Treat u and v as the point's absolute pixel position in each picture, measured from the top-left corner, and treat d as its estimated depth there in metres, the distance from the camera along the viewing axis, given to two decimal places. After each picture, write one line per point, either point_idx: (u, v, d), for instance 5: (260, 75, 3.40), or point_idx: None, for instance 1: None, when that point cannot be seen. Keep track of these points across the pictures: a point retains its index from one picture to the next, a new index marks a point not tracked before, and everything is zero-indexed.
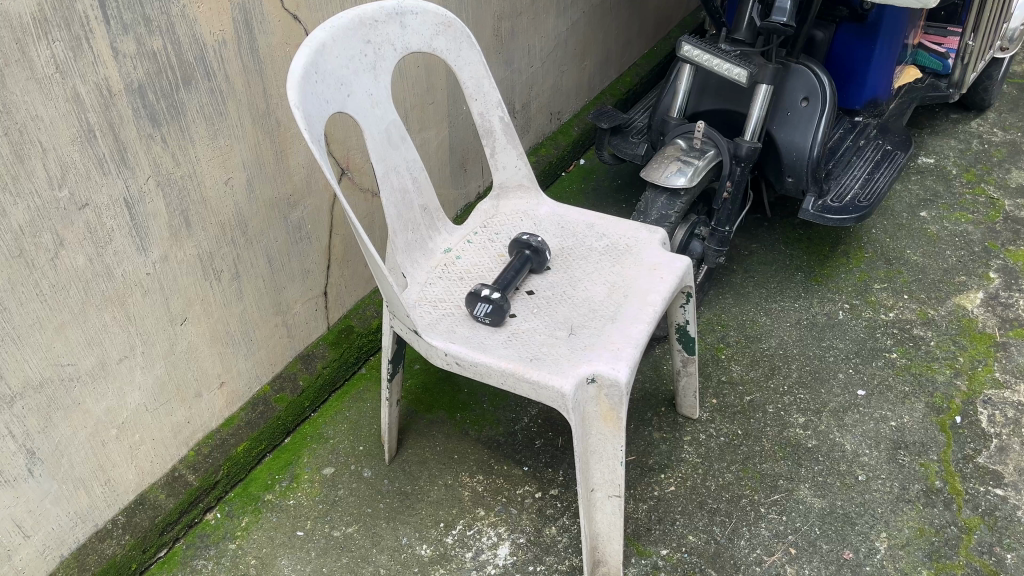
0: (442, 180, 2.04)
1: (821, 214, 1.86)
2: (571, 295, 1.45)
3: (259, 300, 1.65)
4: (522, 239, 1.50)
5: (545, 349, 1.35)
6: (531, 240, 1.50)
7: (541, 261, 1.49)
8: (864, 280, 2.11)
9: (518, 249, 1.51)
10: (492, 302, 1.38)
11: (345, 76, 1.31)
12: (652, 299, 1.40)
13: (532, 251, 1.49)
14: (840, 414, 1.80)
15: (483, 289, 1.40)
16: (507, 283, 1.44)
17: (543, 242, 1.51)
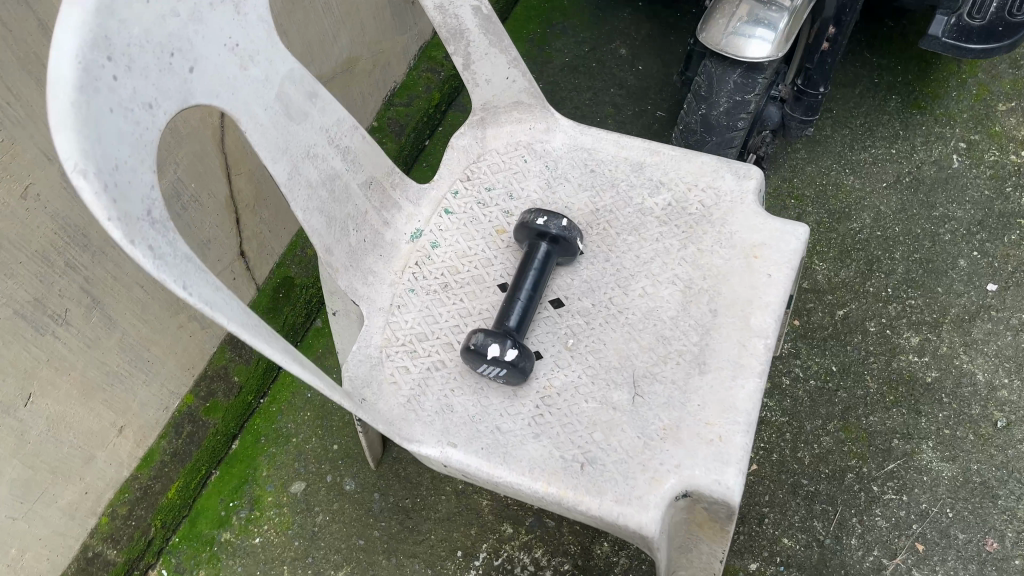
0: (380, 32, 1.38)
1: (957, 44, 1.25)
2: (626, 313, 0.92)
3: (143, 312, 1.10)
4: (536, 223, 0.91)
5: (603, 442, 0.84)
6: (552, 221, 0.91)
7: (572, 257, 0.93)
8: (983, 99, 1.52)
9: (529, 239, 0.93)
10: (509, 365, 0.85)
11: (174, 38, 0.67)
12: (758, 329, 0.87)
13: (555, 245, 0.92)
14: (966, 325, 1.34)
15: (490, 346, 0.85)
16: (525, 312, 0.90)
17: (571, 220, 0.93)
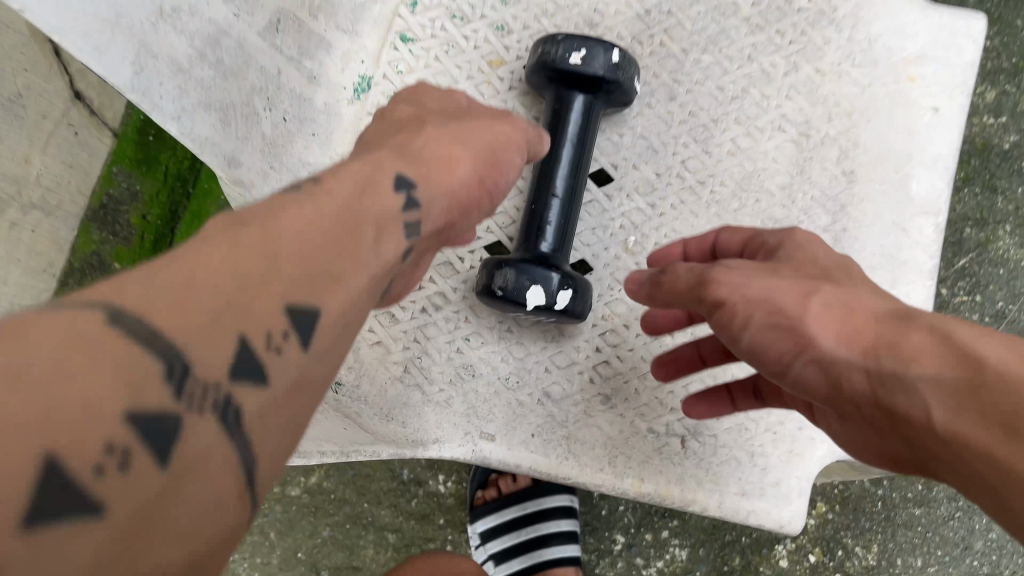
0: None
1: None
2: (711, 184, 0.60)
3: None
4: (567, 62, 0.55)
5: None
6: (593, 54, 0.55)
7: (621, 103, 0.58)
8: None
9: (550, 81, 0.57)
10: (559, 315, 0.54)
11: None
12: (923, 202, 0.57)
13: (597, 91, 0.56)
14: None
15: (529, 293, 0.53)
16: (567, 213, 0.57)
17: (622, 50, 0.57)
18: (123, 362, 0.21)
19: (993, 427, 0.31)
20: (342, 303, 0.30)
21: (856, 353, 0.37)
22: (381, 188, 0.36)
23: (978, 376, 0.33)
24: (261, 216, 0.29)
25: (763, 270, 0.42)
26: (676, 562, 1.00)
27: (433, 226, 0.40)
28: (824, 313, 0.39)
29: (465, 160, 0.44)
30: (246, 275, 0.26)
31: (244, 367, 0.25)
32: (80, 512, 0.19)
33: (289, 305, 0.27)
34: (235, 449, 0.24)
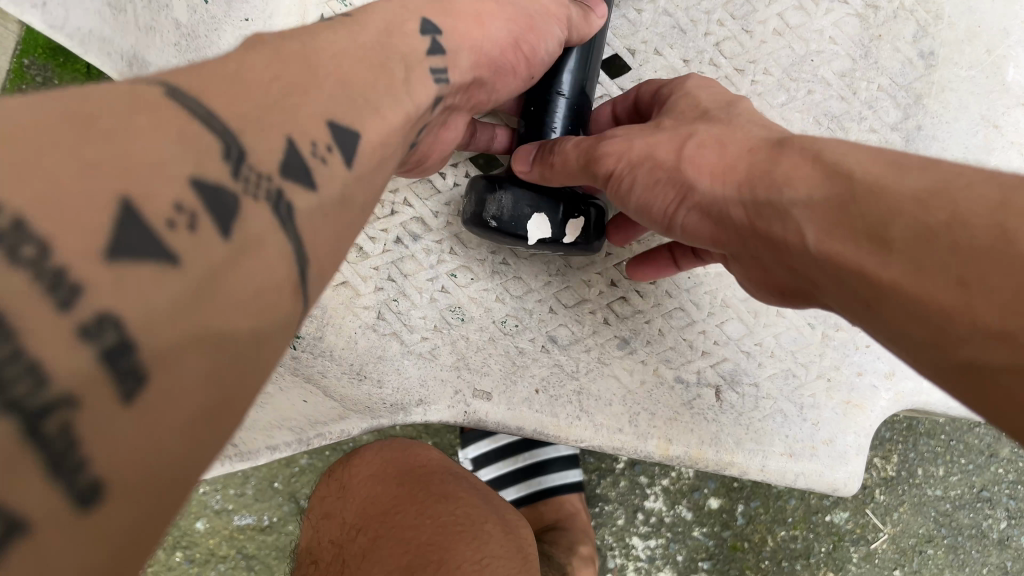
0: None
1: None
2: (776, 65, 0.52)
3: None
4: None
5: (750, 342, 0.49)
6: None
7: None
8: None
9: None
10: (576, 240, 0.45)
11: None
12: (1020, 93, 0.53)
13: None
14: None
15: (530, 225, 0.45)
16: (578, 109, 0.46)
17: None
18: (191, 128, 0.22)
19: (864, 240, 0.30)
20: (377, 132, 0.30)
21: (733, 191, 0.36)
22: (405, 32, 0.35)
23: (849, 191, 0.31)
24: (296, 38, 0.29)
25: (645, 128, 0.42)
26: (684, 479, 0.93)
27: (463, 77, 0.39)
28: (704, 162, 0.38)
29: (501, 17, 0.41)
30: (290, 79, 0.27)
31: (294, 165, 0.25)
32: (153, 256, 0.18)
33: (329, 120, 0.27)
34: (290, 240, 0.23)
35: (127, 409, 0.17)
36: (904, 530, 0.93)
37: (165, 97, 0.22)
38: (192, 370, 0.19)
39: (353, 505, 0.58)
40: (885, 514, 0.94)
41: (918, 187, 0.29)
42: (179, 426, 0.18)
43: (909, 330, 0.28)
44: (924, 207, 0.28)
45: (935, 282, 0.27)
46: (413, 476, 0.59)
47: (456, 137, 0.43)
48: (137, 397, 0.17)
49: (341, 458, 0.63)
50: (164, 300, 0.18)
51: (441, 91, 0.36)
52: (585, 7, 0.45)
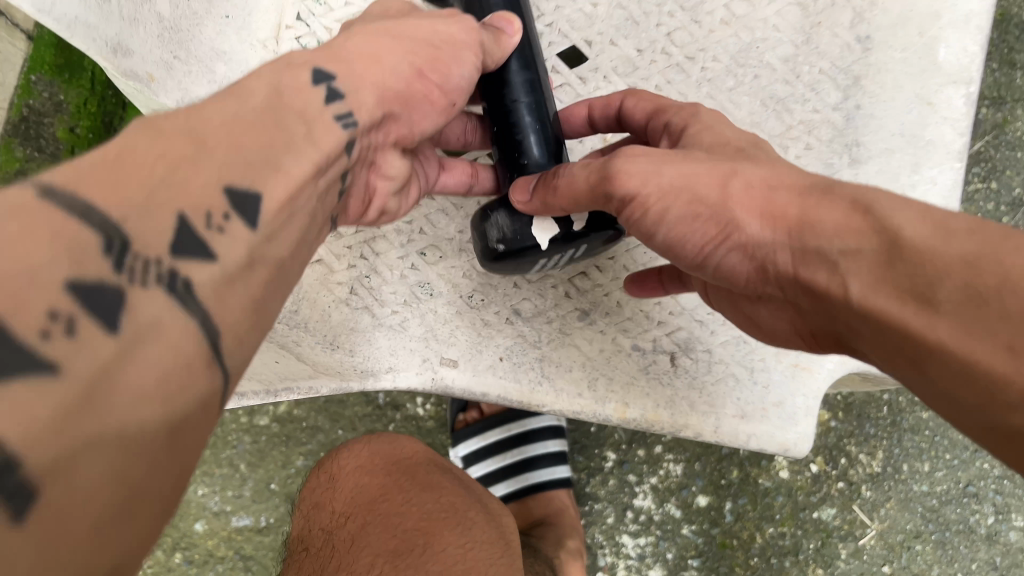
0: None
1: None
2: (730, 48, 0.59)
3: None
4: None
5: (702, 314, 0.55)
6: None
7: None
8: None
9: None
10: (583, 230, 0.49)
11: None
12: (963, 76, 0.56)
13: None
14: None
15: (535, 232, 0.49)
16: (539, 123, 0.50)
17: None
18: (66, 229, 0.24)
19: (911, 300, 0.34)
20: (284, 187, 0.32)
21: (783, 239, 0.40)
22: (300, 82, 0.36)
23: (900, 249, 0.35)
24: (178, 108, 0.30)
25: (673, 154, 0.44)
26: (671, 477, 0.94)
27: (372, 116, 0.40)
28: (743, 203, 0.41)
29: (401, 51, 0.42)
30: (172, 155, 0.28)
31: (185, 242, 0.27)
32: (27, 371, 0.21)
33: (225, 186, 0.29)
34: (194, 317, 0.26)
35: (23, 524, 0.20)
36: (892, 526, 0.95)
37: (38, 198, 0.24)
38: (90, 468, 0.22)
39: (342, 495, 0.66)
40: (873, 509, 0.95)
41: (966, 251, 0.33)
42: (88, 512, 0.22)
43: (957, 390, 0.33)
44: (972, 273, 0.32)
45: (983, 345, 0.31)
46: (397, 468, 0.68)
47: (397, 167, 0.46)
48: (30, 510, 0.20)
49: (328, 456, 0.71)
50: (45, 411, 0.21)
51: (352, 135, 0.38)
52: (494, 29, 0.48)
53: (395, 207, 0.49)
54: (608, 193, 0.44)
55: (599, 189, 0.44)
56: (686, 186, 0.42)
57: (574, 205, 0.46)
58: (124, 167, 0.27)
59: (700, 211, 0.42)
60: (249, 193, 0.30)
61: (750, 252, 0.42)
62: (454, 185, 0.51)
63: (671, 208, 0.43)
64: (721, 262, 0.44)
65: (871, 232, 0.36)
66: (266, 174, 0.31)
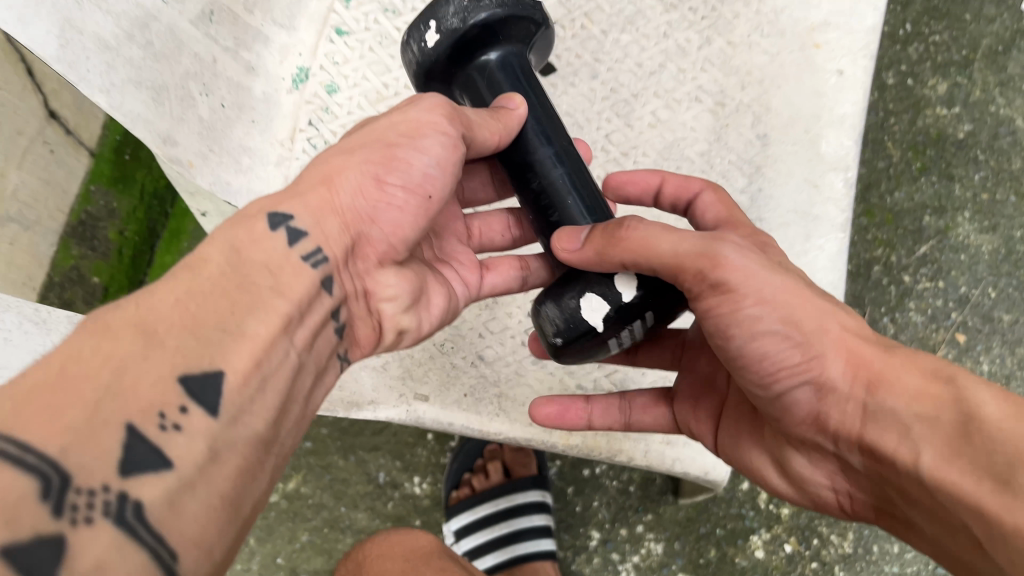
0: None
1: None
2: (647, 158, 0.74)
3: None
4: (425, 44, 0.57)
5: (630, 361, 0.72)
6: (442, 14, 0.57)
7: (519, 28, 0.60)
8: None
9: (438, 77, 0.61)
10: (644, 288, 0.55)
11: None
12: (838, 164, 0.70)
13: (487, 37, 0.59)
14: (1000, 59, 1.08)
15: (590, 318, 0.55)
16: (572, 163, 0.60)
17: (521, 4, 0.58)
18: (14, 489, 0.31)
19: (974, 474, 0.45)
20: (237, 362, 0.41)
21: (857, 396, 0.52)
22: (243, 256, 0.45)
23: (971, 432, 0.46)
24: (129, 304, 0.39)
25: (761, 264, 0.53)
26: (653, 556, 1.00)
27: (337, 241, 0.51)
28: (835, 348, 0.53)
29: (349, 171, 0.52)
30: (120, 366, 0.37)
31: (138, 457, 0.35)
32: None
33: (178, 379, 0.38)
34: (143, 544, 0.34)
35: None
36: None
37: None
38: None
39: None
40: None
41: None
42: None
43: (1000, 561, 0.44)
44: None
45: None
46: (413, 554, 0.81)
47: (386, 276, 0.55)
48: None
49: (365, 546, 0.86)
50: None
51: (321, 266, 0.49)
52: (499, 107, 0.58)
53: (407, 319, 0.58)
54: (699, 276, 0.52)
55: (699, 263, 0.52)
56: (782, 301, 0.53)
57: (639, 260, 0.53)
58: (84, 383, 0.35)
59: (791, 334, 0.53)
60: (200, 374, 0.39)
61: (822, 390, 0.54)
62: (498, 282, 0.66)
63: (762, 316, 0.52)
64: (792, 392, 0.55)
65: (948, 392, 0.49)
66: (216, 352, 0.40)
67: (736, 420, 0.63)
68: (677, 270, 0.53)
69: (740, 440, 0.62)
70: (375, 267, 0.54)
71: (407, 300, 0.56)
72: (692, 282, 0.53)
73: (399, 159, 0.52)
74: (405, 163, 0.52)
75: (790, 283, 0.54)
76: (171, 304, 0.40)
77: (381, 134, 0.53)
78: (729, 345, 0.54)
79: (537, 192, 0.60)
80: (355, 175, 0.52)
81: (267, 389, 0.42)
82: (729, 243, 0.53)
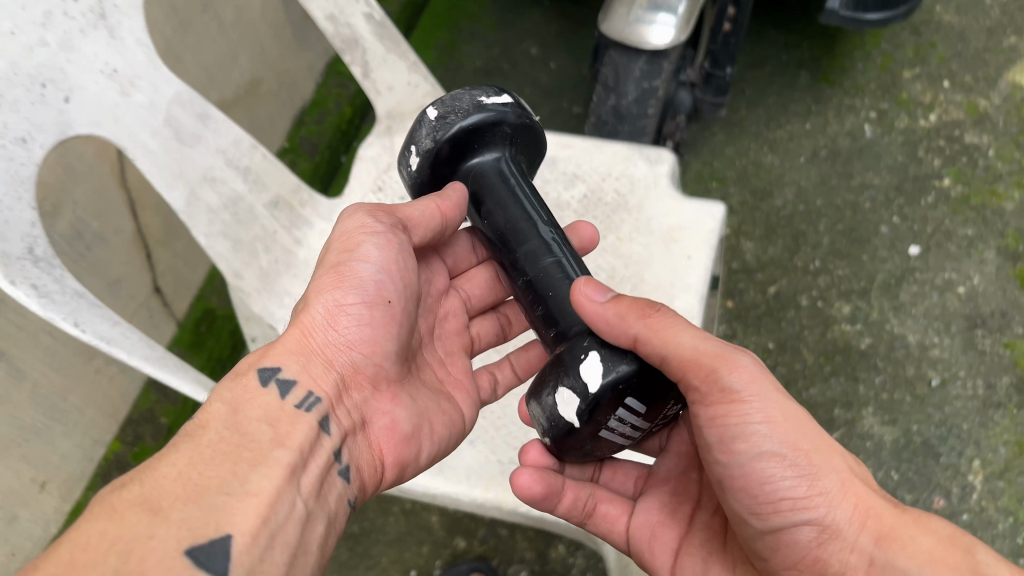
0: (284, 52, 1.32)
1: (855, 17, 1.26)
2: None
3: (59, 359, 1.06)
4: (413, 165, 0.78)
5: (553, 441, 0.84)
6: (420, 136, 0.77)
7: (496, 132, 0.78)
8: (889, 68, 1.55)
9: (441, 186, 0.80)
10: (638, 363, 0.64)
11: (45, 62, 0.65)
12: (680, 284, 0.88)
13: (468, 150, 0.78)
14: (893, 289, 1.36)
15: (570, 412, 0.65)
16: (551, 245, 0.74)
17: (491, 103, 0.77)
18: None
19: None
20: (238, 525, 0.54)
21: (861, 539, 0.62)
22: (246, 449, 0.59)
23: None
24: (143, 487, 0.53)
25: (779, 395, 0.64)
26: None
27: (325, 387, 0.67)
28: (846, 496, 0.62)
29: (315, 307, 0.68)
30: (133, 552, 0.49)
31: None
32: None
33: (189, 552, 0.51)
34: None
35: None
36: None
37: None
38: None
39: None
40: None
41: None
42: None
43: None
44: None
45: None
46: None
47: (376, 409, 0.71)
48: None
49: None
50: None
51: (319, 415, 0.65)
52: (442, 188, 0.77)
53: (404, 448, 0.71)
54: (711, 376, 0.63)
55: (713, 361, 0.63)
56: (796, 434, 0.63)
57: (654, 343, 0.63)
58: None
59: (799, 464, 0.62)
60: (208, 540, 0.52)
61: (824, 530, 0.62)
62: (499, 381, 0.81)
63: (770, 435, 0.62)
64: (796, 529, 0.62)
65: (962, 561, 0.60)
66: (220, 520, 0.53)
67: (731, 565, 0.72)
68: (692, 365, 0.62)
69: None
70: (370, 397, 0.71)
71: (404, 424, 0.71)
72: (701, 380, 0.63)
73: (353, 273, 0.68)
74: (354, 275, 0.69)
75: (799, 414, 0.64)
76: (177, 481, 0.54)
77: (331, 262, 0.70)
78: (737, 458, 0.63)
79: (526, 281, 0.74)
80: (324, 301, 0.68)
81: (276, 543, 0.56)
82: (750, 360, 0.64)
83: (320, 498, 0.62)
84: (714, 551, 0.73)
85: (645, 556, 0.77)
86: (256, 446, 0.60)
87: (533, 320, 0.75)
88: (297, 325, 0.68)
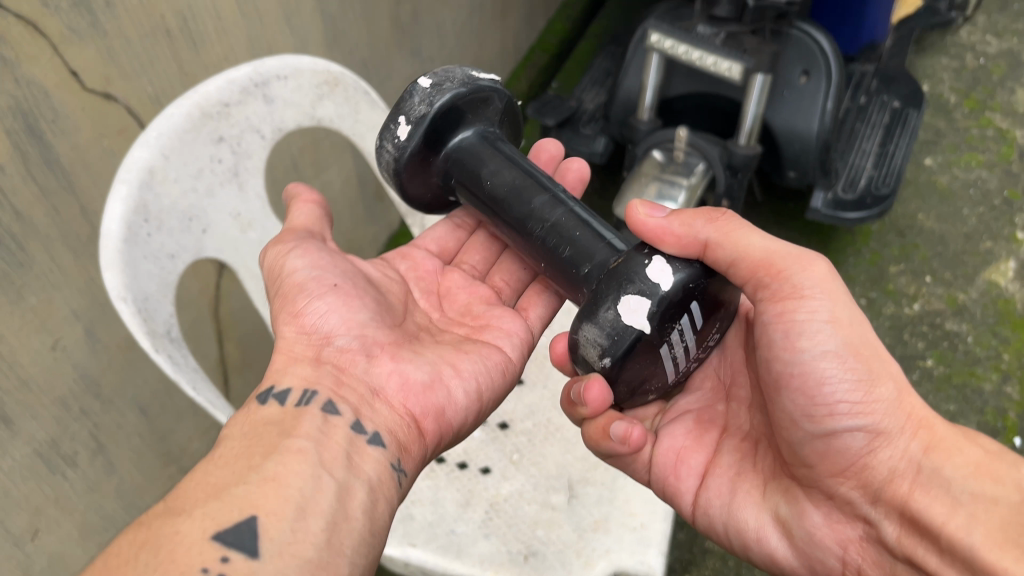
0: (355, 223, 1.58)
1: (834, 214, 1.49)
2: (555, 433, 1.10)
3: (140, 460, 1.24)
4: (405, 133, 0.94)
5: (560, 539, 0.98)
6: (410, 107, 0.94)
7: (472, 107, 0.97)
8: (878, 263, 1.76)
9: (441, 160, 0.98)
10: (696, 267, 0.81)
11: (195, 204, 0.89)
12: None
13: (457, 121, 0.97)
14: None
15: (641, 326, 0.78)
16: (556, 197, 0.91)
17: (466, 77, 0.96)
18: None
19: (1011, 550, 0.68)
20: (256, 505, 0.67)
21: (902, 445, 0.77)
22: (257, 455, 0.73)
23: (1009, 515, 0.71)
24: (169, 506, 0.67)
25: (842, 292, 0.79)
26: None
27: (319, 379, 0.82)
28: (899, 408, 0.78)
29: (286, 329, 0.87)
30: (162, 546, 0.63)
31: None
32: None
33: (213, 538, 0.64)
34: None
35: None
36: None
37: None
38: None
39: None
40: None
41: None
42: None
43: None
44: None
45: None
46: None
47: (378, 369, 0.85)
48: None
49: None
50: None
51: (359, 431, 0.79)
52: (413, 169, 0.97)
53: (421, 398, 0.85)
54: (783, 274, 0.79)
55: (788, 260, 0.79)
56: (853, 337, 0.78)
57: (725, 245, 0.80)
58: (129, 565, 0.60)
59: (860, 370, 0.77)
60: (232, 525, 0.65)
61: (874, 434, 0.77)
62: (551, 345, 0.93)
63: (833, 335, 0.78)
64: (848, 434, 0.78)
65: (999, 472, 0.74)
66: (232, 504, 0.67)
67: (759, 481, 0.89)
68: (756, 262, 0.80)
69: (760, 499, 0.88)
70: (370, 364, 0.85)
71: (418, 372, 0.86)
72: (774, 276, 0.79)
73: (293, 285, 0.88)
74: (294, 283, 0.88)
75: (858, 316, 0.79)
76: (194, 493, 0.68)
77: (279, 291, 0.90)
78: (796, 355, 0.78)
79: (542, 229, 0.89)
80: (285, 322, 0.88)
81: (306, 514, 0.68)
82: (824, 263, 0.80)
83: (350, 467, 0.75)
84: (741, 471, 0.90)
85: (670, 476, 0.93)
86: (267, 443, 0.74)
87: (546, 266, 0.90)
88: (279, 351, 0.86)
